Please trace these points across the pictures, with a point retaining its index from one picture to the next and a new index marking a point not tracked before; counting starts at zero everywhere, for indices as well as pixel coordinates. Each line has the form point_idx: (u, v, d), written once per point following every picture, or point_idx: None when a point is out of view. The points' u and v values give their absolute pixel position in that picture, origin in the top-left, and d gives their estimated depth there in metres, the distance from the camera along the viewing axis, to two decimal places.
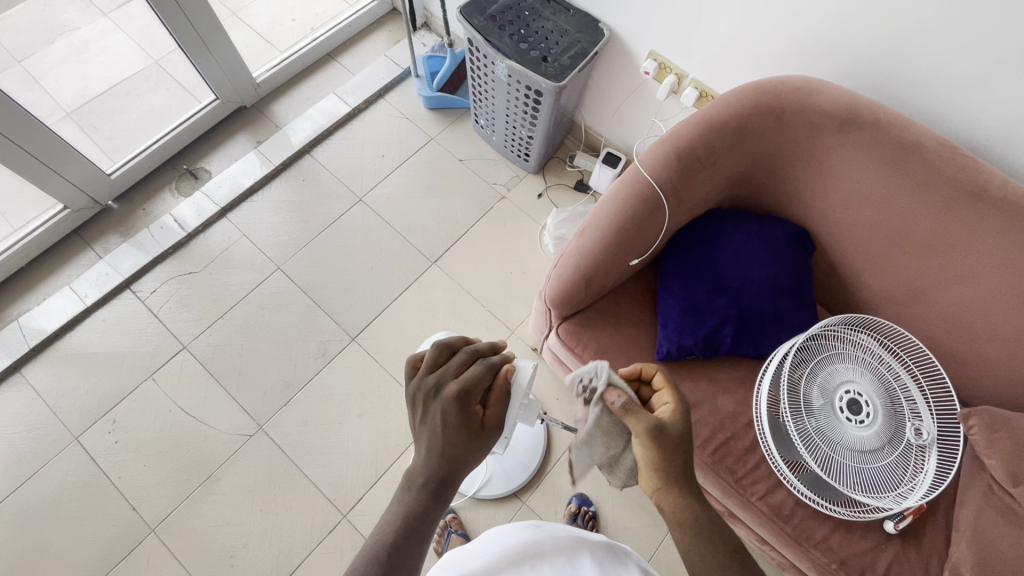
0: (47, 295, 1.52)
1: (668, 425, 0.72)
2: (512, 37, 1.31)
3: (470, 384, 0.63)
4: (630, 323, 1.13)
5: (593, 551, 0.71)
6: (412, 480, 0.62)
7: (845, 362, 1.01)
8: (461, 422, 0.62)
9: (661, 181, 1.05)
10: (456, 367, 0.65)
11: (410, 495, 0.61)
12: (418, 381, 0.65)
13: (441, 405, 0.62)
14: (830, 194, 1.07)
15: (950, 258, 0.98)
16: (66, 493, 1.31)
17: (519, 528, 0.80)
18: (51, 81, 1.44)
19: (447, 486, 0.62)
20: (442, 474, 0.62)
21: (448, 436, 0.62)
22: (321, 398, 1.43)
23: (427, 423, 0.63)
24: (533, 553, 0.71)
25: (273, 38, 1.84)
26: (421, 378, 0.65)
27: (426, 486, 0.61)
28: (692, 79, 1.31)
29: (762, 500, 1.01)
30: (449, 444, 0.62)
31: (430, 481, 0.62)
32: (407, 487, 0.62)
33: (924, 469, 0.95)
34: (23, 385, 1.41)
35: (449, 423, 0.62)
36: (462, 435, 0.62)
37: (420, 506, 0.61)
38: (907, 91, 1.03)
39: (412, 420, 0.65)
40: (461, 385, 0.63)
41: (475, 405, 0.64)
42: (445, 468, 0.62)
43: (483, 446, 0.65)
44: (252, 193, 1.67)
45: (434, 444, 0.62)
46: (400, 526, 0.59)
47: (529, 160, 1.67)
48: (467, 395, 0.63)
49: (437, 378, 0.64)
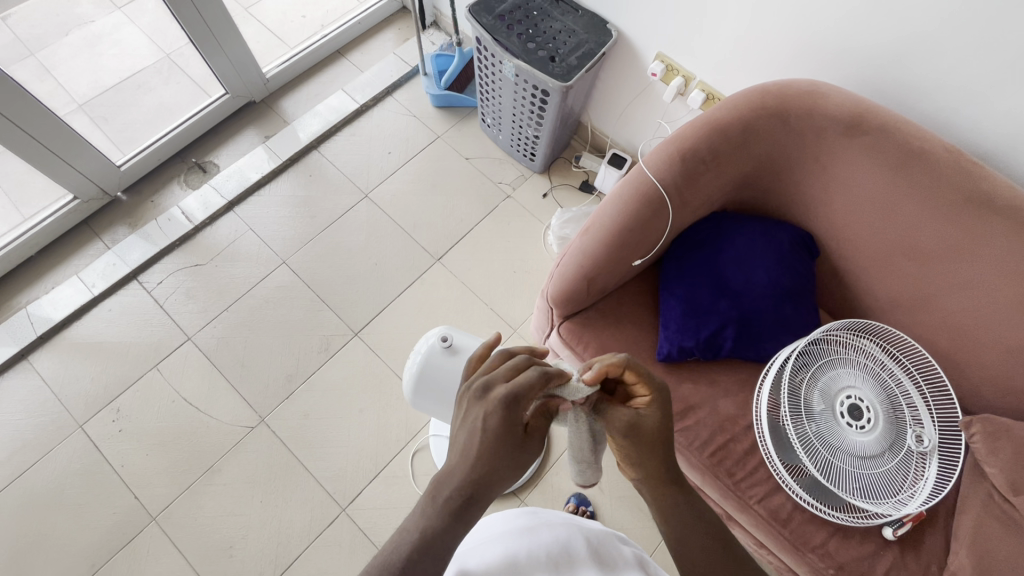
0: (55, 284, 1.54)
1: (641, 422, 0.73)
2: (520, 37, 1.32)
3: (525, 390, 0.63)
4: (631, 324, 1.13)
5: (590, 542, 0.72)
6: (439, 491, 0.61)
7: (846, 367, 1.01)
8: (506, 428, 0.62)
9: (665, 182, 1.05)
10: (510, 373, 0.66)
11: (435, 510, 0.60)
12: (471, 381, 0.66)
13: (489, 406, 0.63)
14: (834, 199, 1.07)
15: (955, 265, 0.98)
16: (70, 480, 1.32)
17: (514, 515, 0.81)
18: (64, 72, 1.46)
19: (475, 501, 0.61)
20: (473, 485, 0.61)
21: (489, 441, 0.62)
22: (323, 392, 1.44)
23: (469, 425, 0.63)
24: (530, 540, 0.72)
25: (283, 34, 1.86)
26: (475, 379, 0.67)
27: (455, 499, 0.60)
28: (699, 81, 1.31)
29: (761, 504, 1.01)
30: (486, 450, 0.61)
31: (460, 493, 0.60)
32: (431, 499, 0.61)
33: (925, 476, 0.96)
34: (30, 372, 1.43)
35: (492, 427, 0.62)
36: (505, 444, 0.62)
37: (444, 523, 0.59)
38: (914, 97, 1.02)
39: (455, 420, 0.66)
40: (513, 389, 0.63)
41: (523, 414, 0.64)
42: (478, 478, 0.61)
43: (521, 460, 0.64)
44: (259, 187, 1.68)
45: (472, 449, 0.62)
46: (418, 537, 0.57)
47: (534, 160, 1.67)
48: (520, 402, 0.63)
49: (488, 379, 0.65)
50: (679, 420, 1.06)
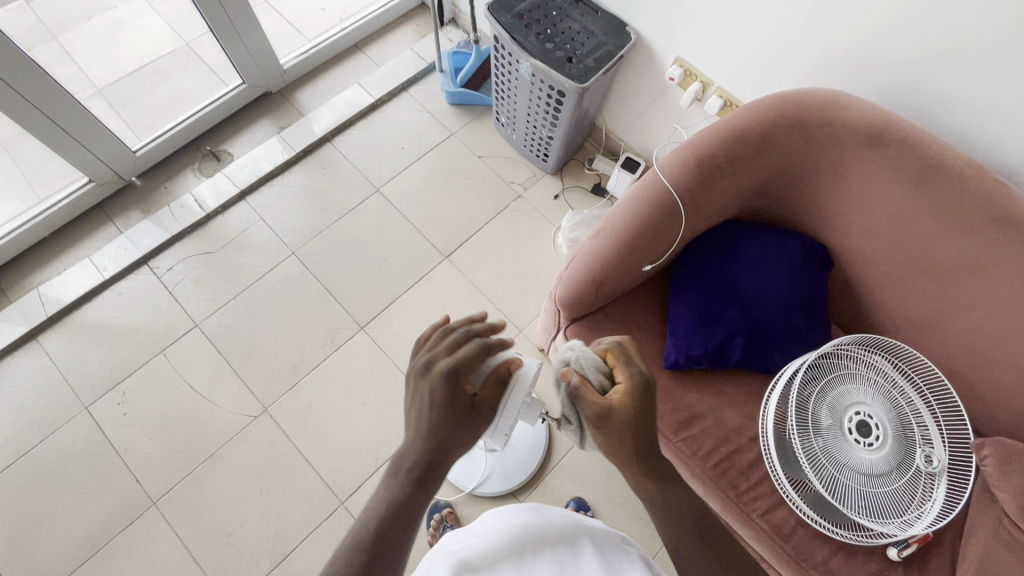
0: (67, 266, 1.55)
1: (611, 411, 0.69)
2: (538, 37, 1.31)
3: (461, 362, 0.62)
4: (638, 330, 1.12)
5: (593, 538, 0.74)
6: (399, 464, 0.62)
7: (856, 383, 0.99)
8: (450, 401, 0.61)
9: (679, 187, 1.04)
10: (448, 346, 0.64)
11: (396, 482, 0.61)
12: (415, 359, 0.65)
13: (430, 382, 0.61)
14: (851, 211, 1.06)
15: (972, 283, 0.96)
16: (73, 461, 1.34)
17: (516, 510, 0.82)
18: (84, 57, 1.47)
19: (432, 471, 0.62)
20: (428, 458, 0.61)
21: (435, 414, 0.61)
22: (327, 384, 1.44)
23: (415, 403, 0.62)
24: (532, 537, 0.73)
25: (302, 26, 1.86)
26: (417, 356, 0.65)
27: (411, 471, 0.61)
28: (717, 87, 1.30)
29: (763, 517, 0.99)
30: (436, 424, 0.61)
31: (416, 465, 0.61)
32: (394, 473, 0.62)
33: (932, 499, 0.94)
34: (39, 352, 1.44)
35: (437, 402, 0.60)
36: (449, 415, 0.61)
37: (405, 494, 0.60)
38: (937, 111, 1.00)
39: (405, 400, 0.65)
40: (451, 362, 0.61)
41: (466, 384, 0.62)
42: (432, 451, 0.61)
43: (473, 428, 0.63)
44: (271, 177, 1.69)
45: (422, 424, 0.61)
46: (383, 514, 0.59)
47: (547, 161, 1.66)
48: (457, 373, 0.61)
49: (430, 356, 0.63)
50: (683, 428, 1.04)
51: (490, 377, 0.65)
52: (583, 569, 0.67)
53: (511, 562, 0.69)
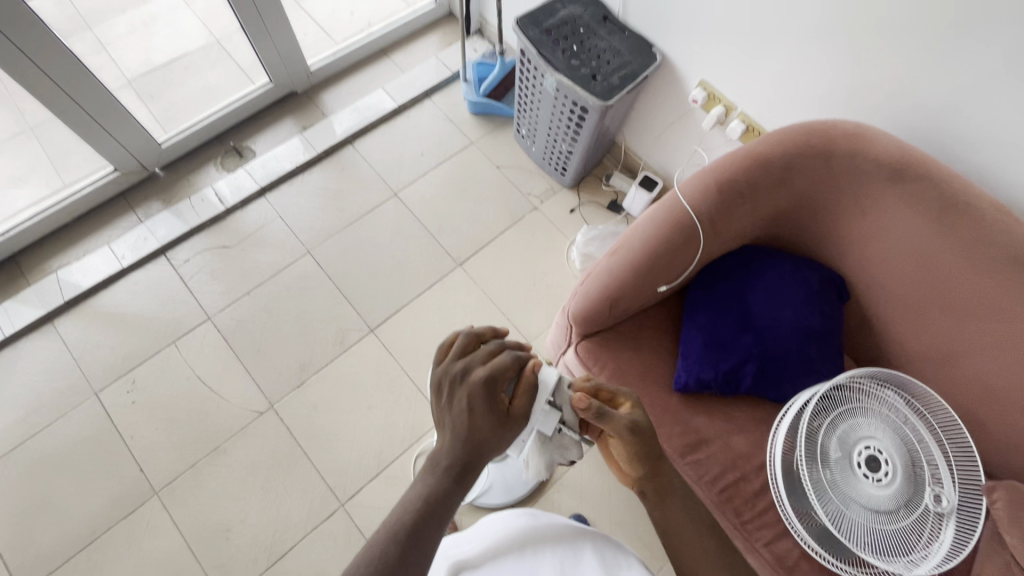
0: (85, 253, 1.57)
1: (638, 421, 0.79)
2: (565, 53, 1.33)
3: (498, 371, 0.64)
4: (649, 349, 1.12)
5: (594, 539, 0.78)
6: (436, 461, 0.62)
7: (867, 417, 0.98)
8: (488, 409, 0.63)
9: (699, 211, 1.04)
10: (483, 356, 0.66)
11: (433, 476, 0.61)
12: (445, 366, 0.66)
13: (468, 389, 0.63)
14: (870, 244, 1.05)
15: (991, 324, 0.95)
16: (79, 446, 1.35)
17: (515, 515, 0.86)
18: (117, 48, 1.51)
19: (469, 472, 0.62)
20: (465, 460, 0.62)
21: (473, 420, 0.62)
22: (334, 385, 1.45)
23: (451, 409, 0.63)
24: (534, 537, 0.78)
25: (331, 29, 1.89)
26: (449, 363, 0.66)
27: (450, 468, 0.61)
28: (741, 112, 1.31)
29: (767, 547, 0.98)
30: (472, 429, 0.62)
31: (454, 465, 0.61)
32: (430, 469, 0.61)
33: (939, 539, 0.92)
34: (53, 336, 1.46)
35: (475, 409, 0.62)
36: (488, 421, 0.63)
37: (443, 489, 0.60)
38: (962, 149, 1.00)
39: (434, 404, 0.65)
40: (489, 371, 0.64)
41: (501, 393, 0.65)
42: (468, 453, 0.62)
43: (507, 435, 0.65)
44: (292, 176, 1.71)
45: (458, 429, 0.62)
46: (421, 506, 0.58)
47: (565, 174, 1.67)
48: (495, 383, 0.63)
49: (466, 363, 0.65)
50: (690, 452, 1.04)
51: (520, 386, 0.68)
52: (584, 567, 0.71)
53: (513, 558, 0.74)
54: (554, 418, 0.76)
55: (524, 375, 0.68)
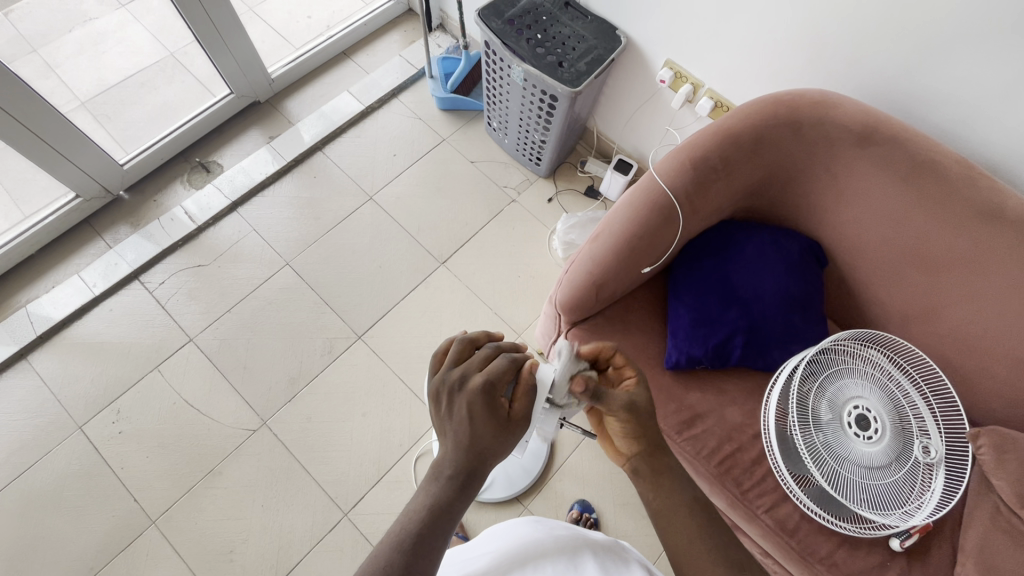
0: (54, 284, 1.52)
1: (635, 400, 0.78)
2: (529, 41, 1.32)
3: (495, 376, 0.63)
4: (639, 331, 1.13)
5: (594, 552, 0.80)
6: (439, 470, 0.61)
7: (854, 377, 1.01)
8: (488, 415, 0.62)
9: (676, 190, 1.05)
10: (479, 361, 0.65)
11: (437, 485, 0.60)
12: (442, 374, 0.65)
13: (466, 396, 0.62)
14: (844, 209, 1.07)
15: (964, 276, 0.98)
16: (68, 482, 1.31)
17: (524, 523, 0.90)
18: (67, 70, 1.45)
19: (473, 479, 0.61)
20: (468, 467, 0.61)
21: (473, 428, 0.61)
22: (325, 396, 1.43)
23: (451, 419, 0.62)
24: (536, 555, 0.80)
25: (288, 34, 1.85)
26: (445, 372, 0.65)
27: (453, 477, 0.60)
28: (708, 89, 1.31)
29: (768, 513, 1.00)
30: (474, 437, 0.61)
31: (458, 473, 0.61)
32: (434, 478, 0.61)
33: (931, 489, 0.95)
34: (28, 372, 1.41)
35: (475, 416, 0.61)
36: (489, 427, 0.62)
37: (447, 498, 0.59)
38: (925, 108, 1.02)
39: (434, 415, 0.64)
40: (486, 377, 0.63)
41: (500, 397, 0.64)
42: (472, 461, 0.61)
43: (509, 440, 0.64)
44: (263, 188, 1.68)
45: (460, 437, 0.61)
46: (426, 515, 0.58)
47: (540, 164, 1.67)
48: (492, 388, 0.63)
49: (462, 370, 0.64)
50: (686, 428, 1.05)
51: (519, 388, 0.67)
52: None
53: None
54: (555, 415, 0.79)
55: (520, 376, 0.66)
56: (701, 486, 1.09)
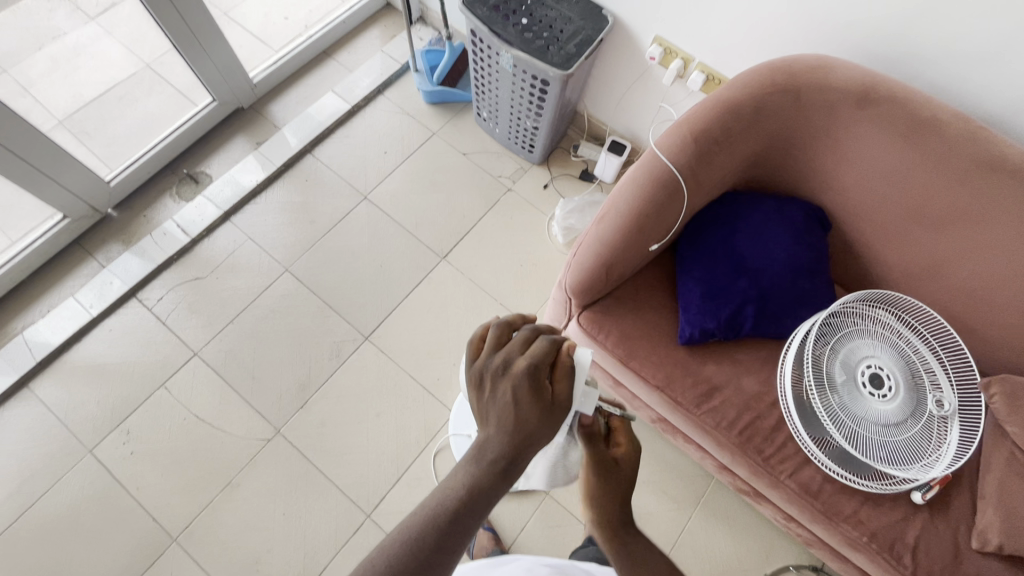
0: (49, 308, 1.49)
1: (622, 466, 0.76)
2: (516, 26, 1.30)
3: (538, 358, 0.62)
4: (650, 309, 1.13)
5: None
6: (481, 454, 0.59)
7: (865, 337, 1.02)
8: (533, 398, 0.60)
9: (679, 165, 1.04)
10: (520, 344, 0.65)
11: (477, 468, 0.58)
12: (482, 360, 0.64)
13: (511, 379, 0.61)
14: (845, 172, 1.08)
15: (966, 230, 0.99)
16: (84, 506, 1.29)
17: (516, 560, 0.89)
18: (43, 89, 1.40)
19: (518, 463, 0.59)
20: (513, 451, 0.59)
21: (519, 410, 0.60)
22: (337, 399, 1.42)
23: (495, 403, 0.61)
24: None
25: (267, 37, 1.81)
26: (486, 357, 0.64)
27: (495, 462, 0.59)
28: (699, 63, 1.31)
29: (791, 478, 1.02)
30: (519, 420, 0.60)
31: (501, 457, 0.59)
32: (474, 461, 0.59)
33: (947, 440, 0.97)
34: (32, 399, 1.38)
35: (521, 399, 0.60)
36: (535, 410, 0.60)
37: (487, 481, 0.58)
38: (918, 66, 1.03)
39: (475, 401, 0.63)
40: (530, 359, 0.62)
41: (544, 379, 0.62)
42: (517, 444, 0.59)
43: (554, 422, 0.62)
44: (255, 195, 1.65)
45: (504, 421, 0.60)
46: (462, 496, 0.57)
47: (533, 151, 1.66)
48: (537, 369, 0.62)
49: (504, 354, 0.63)
50: (704, 401, 1.06)
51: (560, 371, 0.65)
52: None
53: None
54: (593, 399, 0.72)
55: (561, 358, 0.65)
56: (722, 457, 1.10)
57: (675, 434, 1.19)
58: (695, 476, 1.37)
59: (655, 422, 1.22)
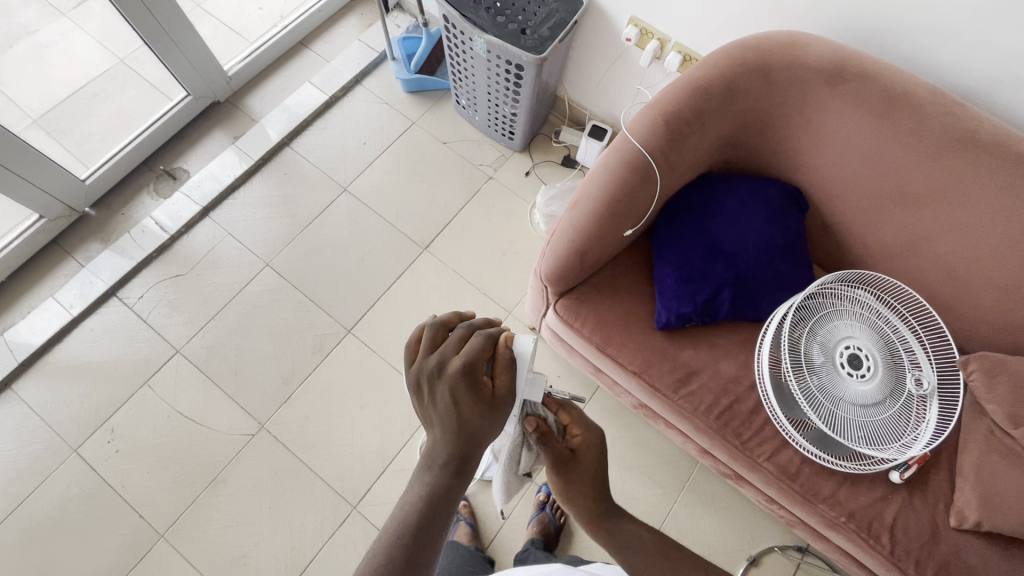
0: (30, 309, 1.48)
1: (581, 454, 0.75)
2: (488, 11, 1.28)
3: (473, 358, 0.60)
4: (628, 295, 1.12)
5: None
6: (432, 459, 0.60)
7: (843, 318, 1.01)
8: (472, 397, 0.59)
9: (650, 148, 1.03)
10: (455, 343, 0.62)
11: (431, 474, 0.59)
12: (419, 365, 0.62)
13: (447, 382, 0.59)
14: (821, 151, 1.06)
15: (944, 206, 0.98)
16: (70, 505, 1.30)
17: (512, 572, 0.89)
18: (13, 87, 1.38)
19: (467, 463, 0.60)
20: (461, 452, 0.59)
21: (460, 412, 0.59)
22: (321, 393, 1.42)
23: (435, 407, 0.60)
24: None
25: (241, 28, 1.78)
26: (422, 360, 0.62)
27: (446, 465, 0.59)
28: (675, 43, 1.29)
29: (770, 460, 1.02)
30: (461, 421, 0.59)
31: (450, 460, 0.59)
32: (427, 467, 0.60)
33: (926, 419, 0.96)
34: (15, 400, 1.38)
35: (460, 400, 0.59)
36: (476, 409, 0.59)
37: (442, 485, 0.58)
38: (894, 41, 1.01)
39: (418, 406, 0.62)
40: (464, 360, 0.60)
41: (481, 376, 0.61)
42: (463, 445, 0.59)
43: (498, 418, 0.61)
44: (233, 190, 1.63)
45: (447, 424, 0.59)
46: (422, 506, 0.57)
47: (513, 139, 1.64)
48: (472, 369, 0.59)
49: (438, 356, 0.61)
50: (682, 386, 1.06)
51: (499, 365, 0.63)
52: None
53: None
54: (541, 385, 0.69)
55: (498, 351, 0.62)
56: (701, 441, 1.09)
57: (657, 419, 1.19)
58: (679, 460, 1.37)
59: (636, 407, 1.22)
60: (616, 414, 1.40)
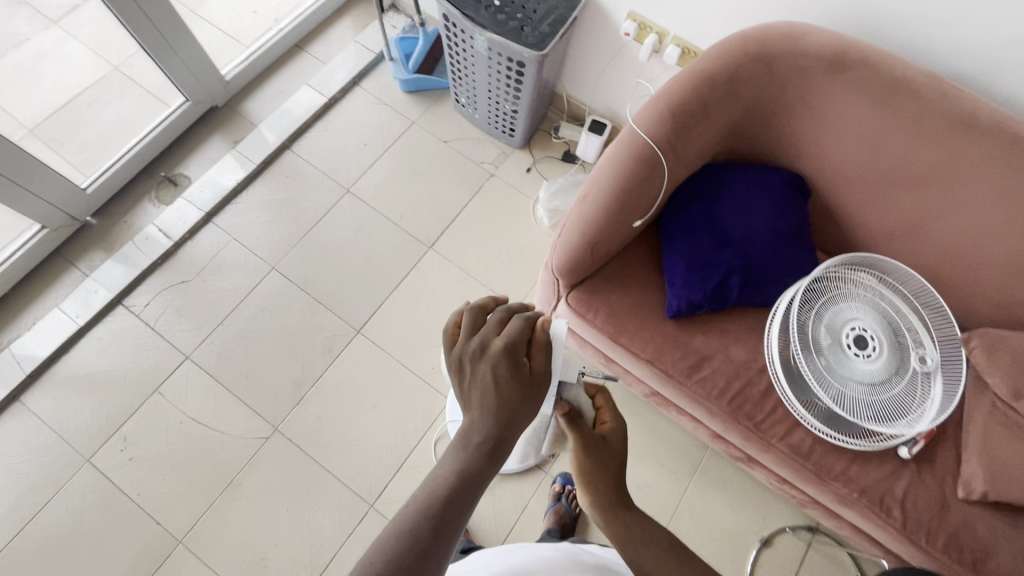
0: (35, 321, 1.47)
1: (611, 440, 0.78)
2: (488, 9, 1.29)
3: (514, 338, 0.63)
4: (638, 285, 1.14)
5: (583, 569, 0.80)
6: (468, 437, 0.59)
7: (848, 301, 1.04)
8: (513, 376, 0.61)
9: (657, 139, 1.05)
10: (496, 325, 0.66)
11: (465, 451, 0.58)
12: (460, 347, 0.64)
13: (490, 360, 0.62)
14: (822, 138, 1.09)
15: (942, 188, 1.01)
16: (86, 514, 1.29)
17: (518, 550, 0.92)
18: (10, 97, 1.37)
19: (505, 441, 0.60)
20: (499, 432, 0.60)
21: (500, 390, 0.61)
22: (333, 394, 1.43)
23: (477, 386, 0.61)
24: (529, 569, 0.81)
25: (236, 32, 1.77)
26: (464, 342, 0.65)
27: (483, 443, 0.59)
28: (674, 37, 1.31)
29: (782, 441, 1.04)
30: (501, 399, 0.60)
31: (488, 438, 0.59)
32: (462, 445, 0.59)
33: (931, 395, 1.00)
34: (25, 412, 1.37)
35: (501, 378, 0.61)
36: (516, 388, 0.61)
37: (476, 462, 0.58)
38: (889, 29, 1.04)
39: (457, 388, 0.63)
40: (505, 340, 0.63)
41: (522, 356, 0.64)
42: (502, 424, 0.60)
43: (535, 397, 0.63)
44: (236, 195, 1.63)
45: (487, 403, 0.60)
46: (454, 480, 0.56)
47: (514, 135, 1.66)
48: (514, 348, 0.63)
49: (481, 337, 0.63)
50: (694, 372, 1.08)
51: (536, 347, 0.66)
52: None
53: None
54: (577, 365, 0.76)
55: (536, 334, 0.66)
56: (715, 426, 1.12)
57: (669, 407, 1.21)
58: (690, 446, 1.39)
59: (648, 396, 1.24)
60: (626, 404, 1.42)
